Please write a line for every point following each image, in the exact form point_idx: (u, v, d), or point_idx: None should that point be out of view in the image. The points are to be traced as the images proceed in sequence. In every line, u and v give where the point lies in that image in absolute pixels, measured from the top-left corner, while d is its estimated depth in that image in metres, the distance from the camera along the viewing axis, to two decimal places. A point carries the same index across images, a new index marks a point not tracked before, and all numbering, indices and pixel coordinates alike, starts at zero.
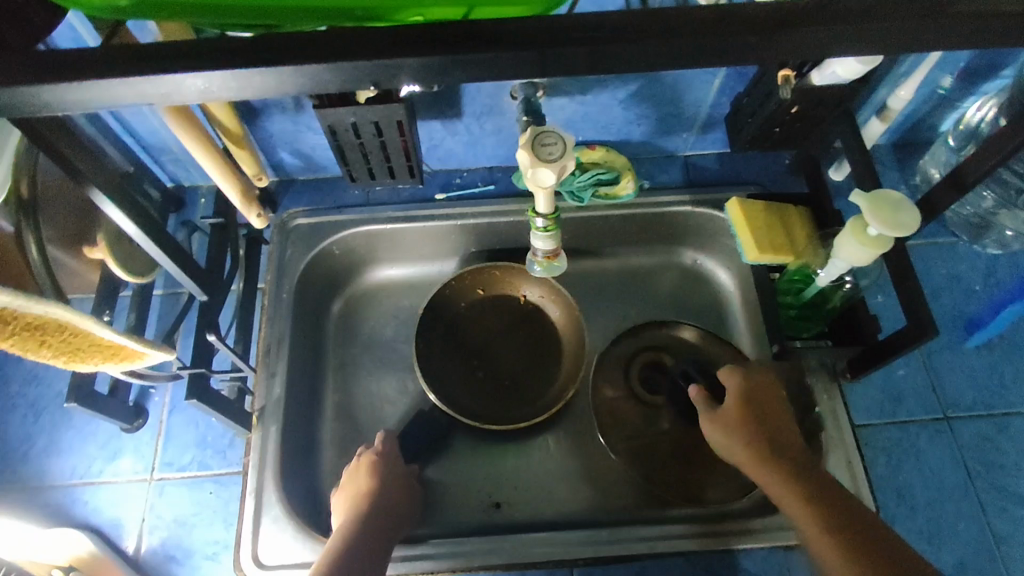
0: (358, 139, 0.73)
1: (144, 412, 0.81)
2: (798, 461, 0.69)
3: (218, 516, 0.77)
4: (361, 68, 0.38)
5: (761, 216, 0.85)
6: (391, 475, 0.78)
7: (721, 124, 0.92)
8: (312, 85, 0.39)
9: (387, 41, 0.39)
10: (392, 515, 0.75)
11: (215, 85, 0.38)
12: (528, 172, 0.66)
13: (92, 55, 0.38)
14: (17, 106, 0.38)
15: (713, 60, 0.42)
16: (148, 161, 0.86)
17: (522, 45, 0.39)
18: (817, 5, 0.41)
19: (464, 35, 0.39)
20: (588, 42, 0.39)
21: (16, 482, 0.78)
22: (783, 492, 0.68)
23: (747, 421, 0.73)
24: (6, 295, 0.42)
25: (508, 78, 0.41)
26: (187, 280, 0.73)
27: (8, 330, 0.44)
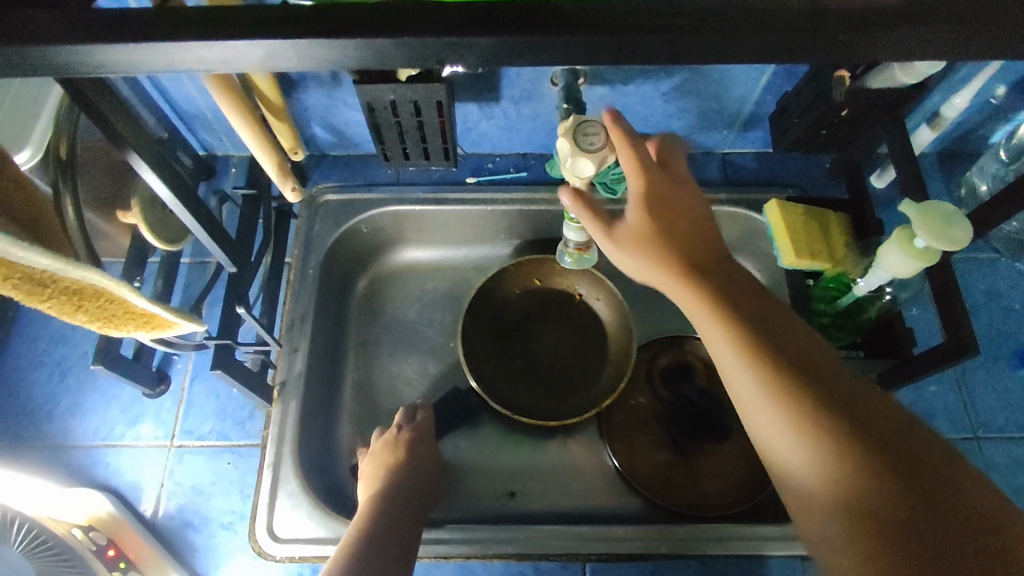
0: (396, 117, 0.72)
1: (167, 378, 0.82)
2: (733, 292, 0.59)
3: (235, 487, 0.78)
4: (430, 45, 0.37)
5: (799, 220, 0.83)
6: (425, 456, 0.78)
7: (763, 123, 0.90)
8: (377, 60, 0.38)
9: (460, 19, 0.37)
10: (420, 497, 0.75)
11: (277, 52, 0.37)
12: (567, 161, 0.64)
13: (149, 17, 0.37)
14: (75, 67, 0.38)
15: (797, 59, 0.40)
16: (183, 129, 0.86)
17: (602, 28, 0.37)
18: (912, 2, 0.39)
19: (542, 16, 0.38)
20: (670, 30, 0.37)
21: (39, 439, 0.79)
22: (717, 331, 0.58)
23: (673, 253, 0.61)
24: (47, 258, 0.41)
25: (581, 63, 0.39)
26: (218, 251, 0.72)
27: (47, 292, 0.44)
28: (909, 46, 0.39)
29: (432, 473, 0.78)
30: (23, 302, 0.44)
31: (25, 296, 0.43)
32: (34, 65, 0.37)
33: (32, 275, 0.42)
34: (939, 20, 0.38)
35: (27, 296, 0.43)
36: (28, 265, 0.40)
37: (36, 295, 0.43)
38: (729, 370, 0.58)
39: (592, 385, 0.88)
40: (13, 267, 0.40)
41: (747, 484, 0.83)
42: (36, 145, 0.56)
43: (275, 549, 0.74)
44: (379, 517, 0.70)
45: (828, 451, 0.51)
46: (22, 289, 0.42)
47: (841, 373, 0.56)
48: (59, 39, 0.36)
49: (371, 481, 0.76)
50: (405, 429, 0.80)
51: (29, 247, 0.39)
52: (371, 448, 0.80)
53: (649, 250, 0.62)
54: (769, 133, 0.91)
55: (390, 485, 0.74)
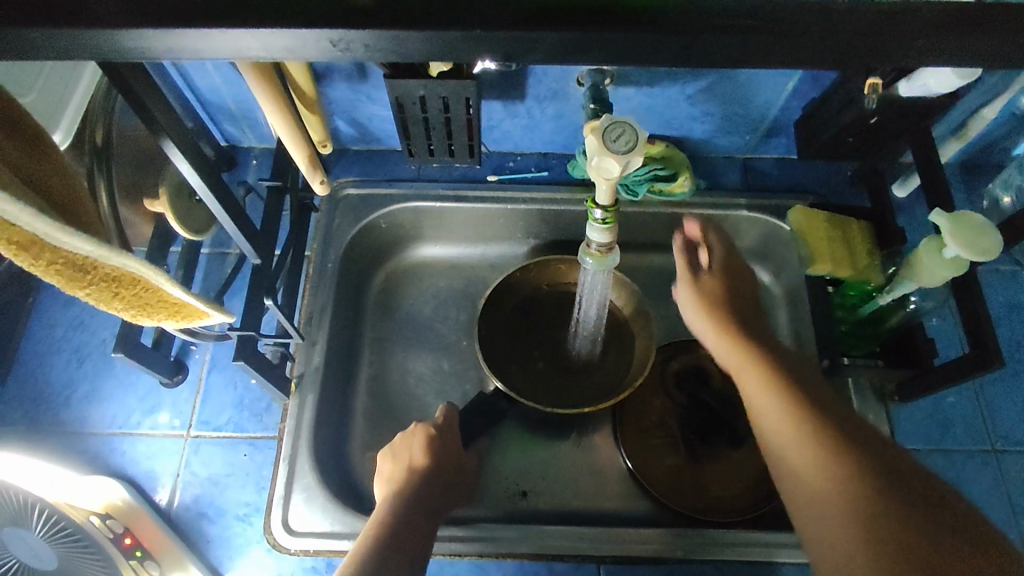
0: (424, 113, 0.72)
1: (184, 368, 0.82)
2: (773, 347, 0.64)
3: (251, 479, 0.77)
4: (496, 40, 0.37)
5: (822, 227, 0.82)
6: (446, 454, 0.76)
7: (787, 130, 0.90)
8: (440, 53, 0.38)
9: (525, 13, 0.37)
10: (440, 498, 0.74)
11: (338, 38, 0.37)
12: (594, 159, 0.66)
13: (206, 2, 0.36)
14: (132, 52, 0.38)
15: (848, 64, 0.40)
16: (207, 120, 0.86)
17: (657, 28, 0.37)
18: (974, 9, 0.38)
19: (598, 12, 0.37)
20: (735, 30, 0.37)
21: (56, 425, 0.79)
22: (752, 379, 0.62)
23: (715, 316, 0.70)
24: (89, 245, 0.41)
25: (642, 61, 0.39)
26: (243, 241, 0.72)
27: (87, 280, 0.43)
28: (962, 57, 0.39)
29: (455, 471, 0.77)
30: (62, 288, 0.44)
31: (65, 282, 0.43)
32: (88, 49, 0.37)
33: (73, 260, 0.41)
34: (1002, 29, 0.37)
35: (66, 283, 0.43)
36: (70, 251, 0.40)
37: (76, 282, 0.43)
38: (768, 426, 0.59)
39: (615, 380, 0.87)
40: (57, 252, 0.40)
41: (762, 490, 0.83)
42: (65, 130, 0.57)
43: (290, 542, 0.73)
44: (397, 517, 0.68)
45: (852, 486, 0.51)
46: (64, 276, 0.42)
47: (861, 419, 0.57)
48: (114, 23, 0.36)
49: (391, 477, 0.74)
50: (432, 427, 0.78)
51: (75, 234, 0.39)
52: (393, 441, 0.78)
53: (696, 318, 0.72)
54: (792, 140, 0.91)
55: (411, 485, 0.72)
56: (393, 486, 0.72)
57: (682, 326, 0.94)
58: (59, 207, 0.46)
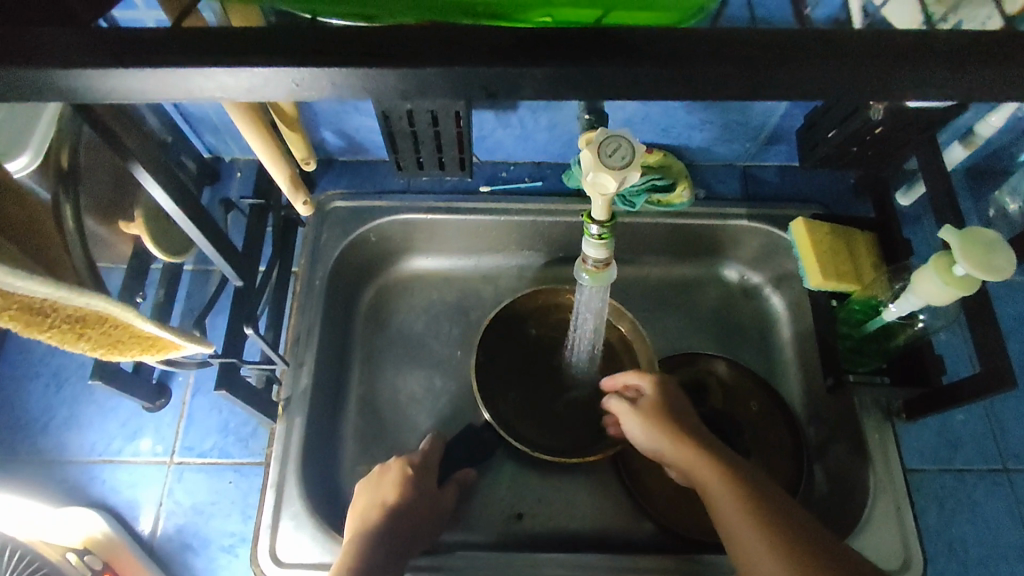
0: (411, 127, 0.69)
1: (167, 391, 0.79)
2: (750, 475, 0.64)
3: (237, 507, 0.75)
4: (477, 76, 0.34)
5: (825, 239, 0.80)
6: (426, 490, 0.73)
7: (787, 138, 0.87)
8: (419, 90, 0.35)
9: (513, 44, 0.34)
10: (415, 537, 0.70)
11: (304, 79, 0.34)
12: (589, 175, 0.63)
13: (168, 36, 0.34)
14: (85, 90, 0.35)
15: (855, 96, 0.37)
16: (187, 131, 0.83)
17: (649, 59, 0.34)
18: (993, 35, 0.36)
19: (589, 44, 0.35)
20: (738, 63, 0.35)
21: (33, 454, 0.76)
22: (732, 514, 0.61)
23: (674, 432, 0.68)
24: (48, 287, 0.39)
25: (639, 98, 0.37)
26: (223, 263, 0.69)
27: (48, 322, 0.41)
28: (979, 87, 0.36)
29: (435, 503, 0.74)
30: (19, 333, 0.41)
31: (23, 327, 0.40)
32: (35, 83, 0.34)
33: (32, 303, 0.39)
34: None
35: (25, 327, 0.40)
36: (27, 294, 0.38)
37: (35, 326, 0.40)
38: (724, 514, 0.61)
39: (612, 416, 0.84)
40: (11, 297, 0.37)
41: None
42: (36, 150, 0.52)
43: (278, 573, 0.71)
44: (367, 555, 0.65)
45: None
46: (21, 321, 0.39)
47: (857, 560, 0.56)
48: (66, 57, 0.33)
49: (362, 512, 0.70)
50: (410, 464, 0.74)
51: (28, 278, 0.36)
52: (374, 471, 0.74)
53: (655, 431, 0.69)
54: (793, 147, 0.89)
55: (377, 527, 0.68)
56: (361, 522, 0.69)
57: (680, 338, 0.92)
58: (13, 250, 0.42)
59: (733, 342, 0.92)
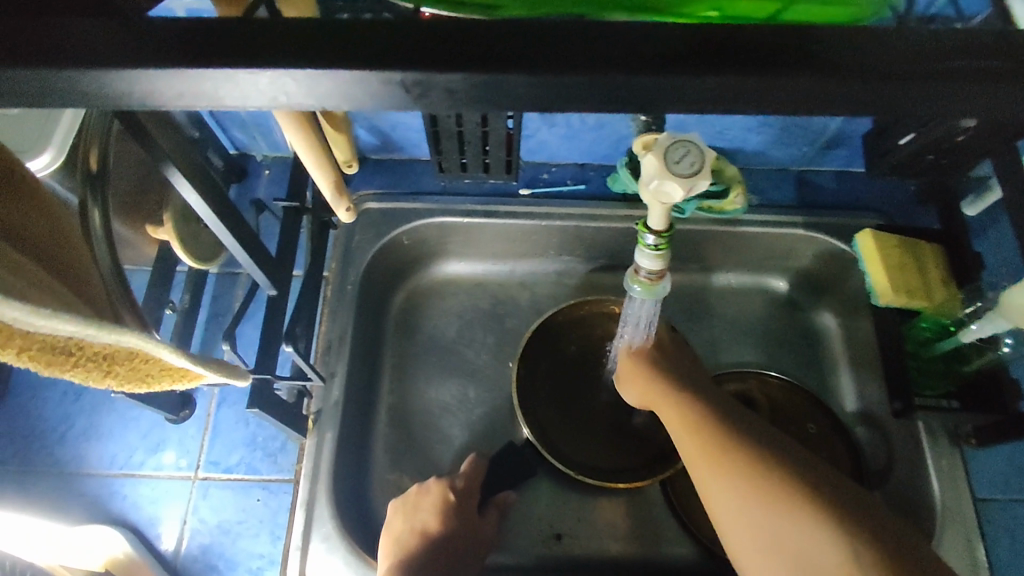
0: (459, 126, 0.65)
1: (191, 402, 0.74)
2: (708, 395, 0.59)
3: (265, 527, 0.71)
4: (578, 86, 0.31)
5: (893, 252, 0.75)
6: (466, 517, 0.71)
7: (850, 142, 0.82)
8: (516, 99, 0.31)
9: (625, 50, 0.30)
10: (450, 567, 0.69)
11: (412, 83, 0.31)
12: (653, 183, 0.58)
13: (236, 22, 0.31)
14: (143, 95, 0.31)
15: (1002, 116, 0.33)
16: (214, 125, 0.78)
17: (768, 70, 0.31)
18: None
19: (702, 52, 0.31)
20: (881, 77, 0.30)
21: (51, 466, 0.72)
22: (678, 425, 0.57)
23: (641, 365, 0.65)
24: (75, 325, 0.34)
25: (759, 112, 0.33)
26: (256, 269, 0.64)
27: (72, 361, 0.36)
28: None
29: (473, 531, 0.72)
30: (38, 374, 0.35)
31: (44, 369, 0.35)
32: (73, 80, 0.30)
33: (56, 342, 0.34)
34: None
35: (46, 369, 0.35)
36: (52, 333, 0.33)
37: (58, 366, 0.35)
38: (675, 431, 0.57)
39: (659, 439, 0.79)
40: (31, 337, 0.32)
41: None
42: (58, 148, 0.50)
43: None
44: None
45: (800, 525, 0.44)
46: (41, 361, 0.34)
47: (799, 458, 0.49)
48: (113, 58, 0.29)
49: (399, 539, 0.69)
50: (449, 489, 0.72)
51: (52, 316, 0.32)
52: (409, 493, 0.73)
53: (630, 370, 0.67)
54: (854, 152, 0.83)
55: (417, 555, 0.67)
56: (400, 551, 0.67)
57: (727, 352, 0.87)
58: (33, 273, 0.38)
59: (784, 357, 0.87)
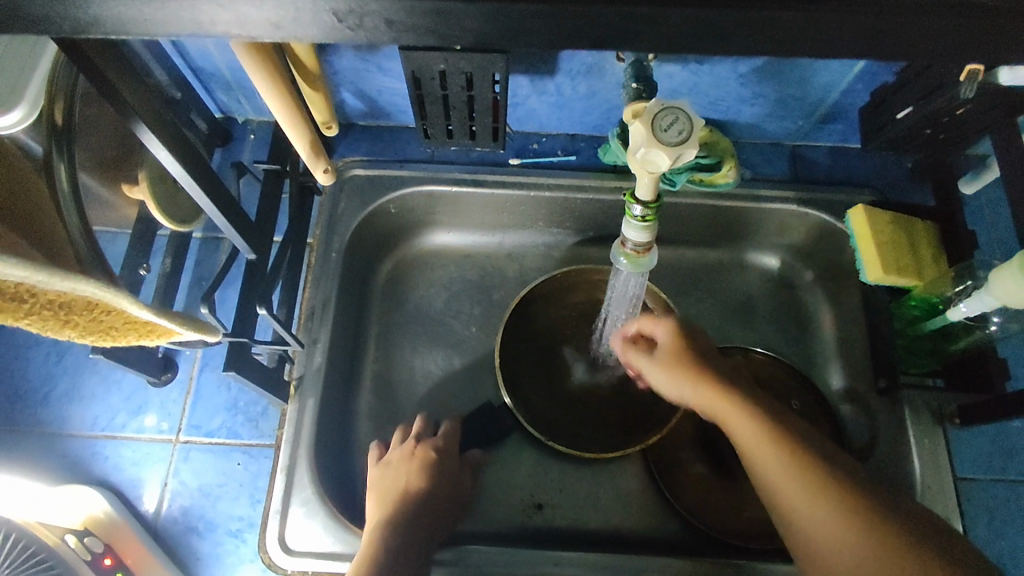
0: (443, 90, 0.63)
1: (173, 366, 0.74)
2: (782, 413, 0.58)
3: (245, 491, 0.71)
4: None
5: (885, 229, 0.74)
6: (448, 471, 0.74)
7: (846, 116, 0.80)
8: None
9: None
10: (434, 519, 0.71)
11: (343, 12, 0.37)
12: (639, 151, 0.57)
13: None
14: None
15: None
16: (198, 88, 0.77)
17: None
18: None
19: None
20: None
21: (33, 426, 0.72)
22: (764, 449, 0.54)
23: (699, 371, 0.60)
24: (23, 269, 0.34)
25: None
26: (235, 233, 0.63)
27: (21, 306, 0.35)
28: None
29: (445, 496, 0.73)
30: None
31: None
32: None
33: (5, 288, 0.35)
34: None
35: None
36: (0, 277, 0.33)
37: (10, 312, 0.36)
38: (758, 454, 0.55)
39: (639, 412, 0.80)
40: None
41: None
42: (31, 102, 0.47)
43: (286, 561, 0.67)
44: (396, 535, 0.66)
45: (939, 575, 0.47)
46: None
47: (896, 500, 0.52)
48: None
49: (383, 493, 0.71)
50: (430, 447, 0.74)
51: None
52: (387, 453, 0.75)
53: (682, 378, 0.60)
54: (850, 126, 0.81)
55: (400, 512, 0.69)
56: (385, 505, 0.70)
57: (714, 328, 0.86)
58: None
59: (771, 334, 0.86)
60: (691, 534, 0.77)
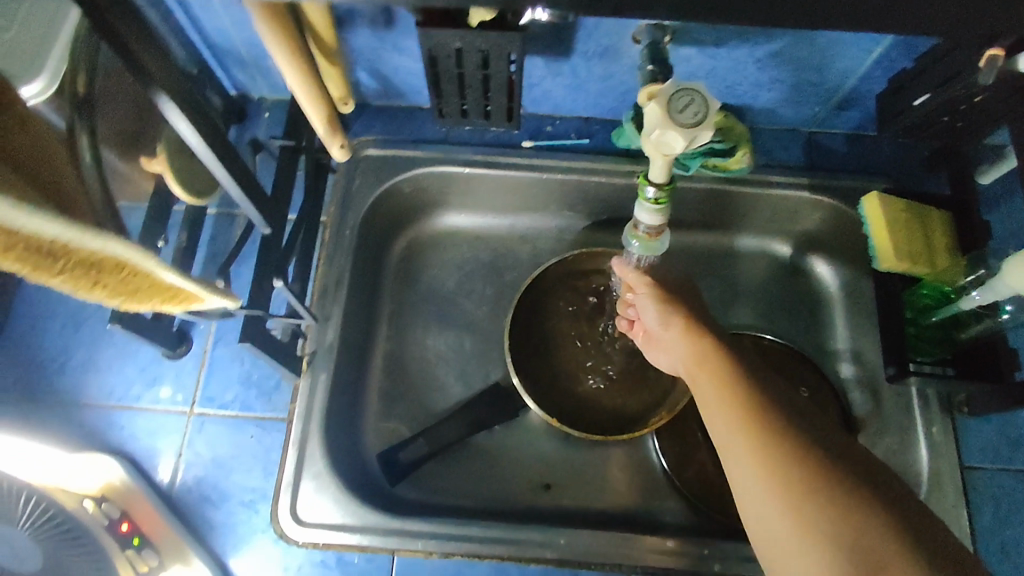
0: (459, 68, 0.63)
1: (188, 339, 0.75)
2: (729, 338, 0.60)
3: (258, 463, 0.72)
4: None
5: (899, 216, 0.74)
6: None
7: (863, 103, 0.79)
8: None
9: None
10: None
11: None
12: (654, 133, 0.57)
13: None
14: None
15: None
16: (214, 64, 0.77)
17: None
18: None
19: None
20: None
21: (51, 395, 0.73)
22: (695, 361, 0.59)
23: (661, 300, 0.66)
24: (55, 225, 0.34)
25: None
26: (251, 207, 0.64)
27: (58, 267, 0.36)
28: None
29: None
30: (28, 278, 0.37)
31: (31, 271, 0.36)
32: None
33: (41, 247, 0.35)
34: None
35: (32, 272, 0.36)
36: (36, 233, 0.34)
37: (44, 269, 0.36)
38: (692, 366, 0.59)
39: (646, 395, 0.80)
40: (14, 235, 0.33)
41: None
42: (51, 72, 0.48)
43: (298, 533, 0.68)
44: None
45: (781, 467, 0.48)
46: (27, 262, 0.35)
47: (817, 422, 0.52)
48: None
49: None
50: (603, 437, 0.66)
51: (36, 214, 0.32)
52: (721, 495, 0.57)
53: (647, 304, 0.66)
54: (867, 113, 0.81)
55: None
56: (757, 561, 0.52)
57: (724, 314, 0.86)
58: (15, 176, 0.37)
59: (781, 321, 0.86)
60: (697, 516, 0.77)
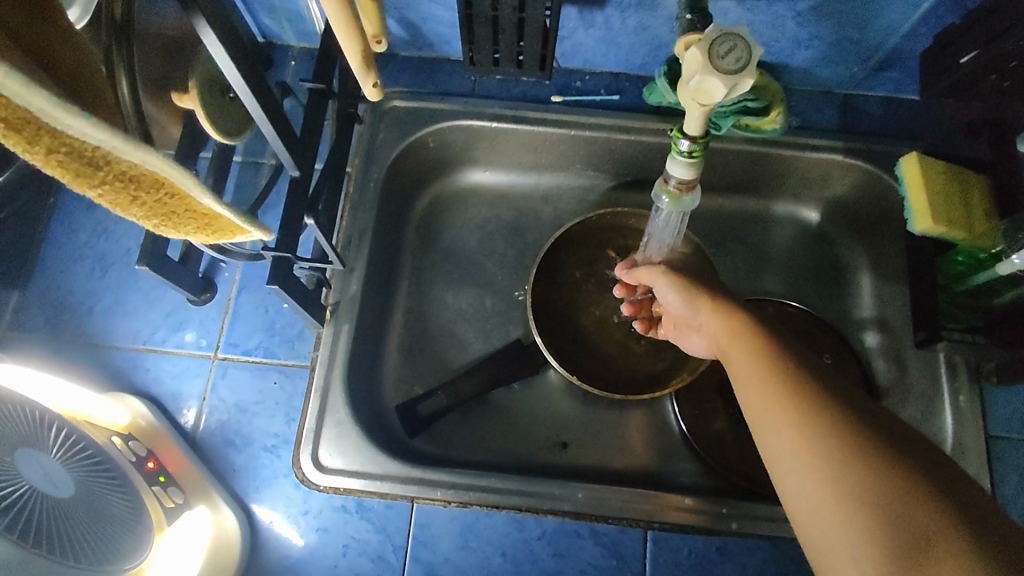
0: (494, 11, 0.62)
1: (212, 286, 0.75)
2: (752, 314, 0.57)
3: (281, 408, 0.73)
4: None
5: (938, 179, 0.72)
6: None
7: (904, 64, 0.77)
8: None
9: None
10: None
11: None
12: (693, 78, 0.55)
13: None
14: None
15: None
16: (242, 9, 0.76)
17: None
18: None
19: None
20: None
21: (78, 336, 0.74)
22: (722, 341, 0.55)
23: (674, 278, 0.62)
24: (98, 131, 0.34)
25: None
26: (281, 149, 0.63)
27: (98, 177, 0.36)
28: None
29: None
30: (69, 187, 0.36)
31: (72, 179, 0.35)
32: None
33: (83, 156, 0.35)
34: None
35: (74, 180, 0.36)
36: (80, 138, 0.34)
37: (85, 179, 0.36)
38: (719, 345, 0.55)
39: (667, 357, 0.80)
40: (58, 137, 0.33)
41: None
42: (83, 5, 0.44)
43: (320, 478, 0.69)
44: None
45: (821, 434, 0.44)
46: (70, 170, 0.35)
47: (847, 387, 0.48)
48: None
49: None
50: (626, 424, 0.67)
51: (79, 116, 0.33)
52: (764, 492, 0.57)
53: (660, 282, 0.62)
54: (907, 75, 0.78)
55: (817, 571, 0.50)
56: None
57: (748, 280, 0.85)
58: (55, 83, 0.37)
59: (807, 288, 0.85)
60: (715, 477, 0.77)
